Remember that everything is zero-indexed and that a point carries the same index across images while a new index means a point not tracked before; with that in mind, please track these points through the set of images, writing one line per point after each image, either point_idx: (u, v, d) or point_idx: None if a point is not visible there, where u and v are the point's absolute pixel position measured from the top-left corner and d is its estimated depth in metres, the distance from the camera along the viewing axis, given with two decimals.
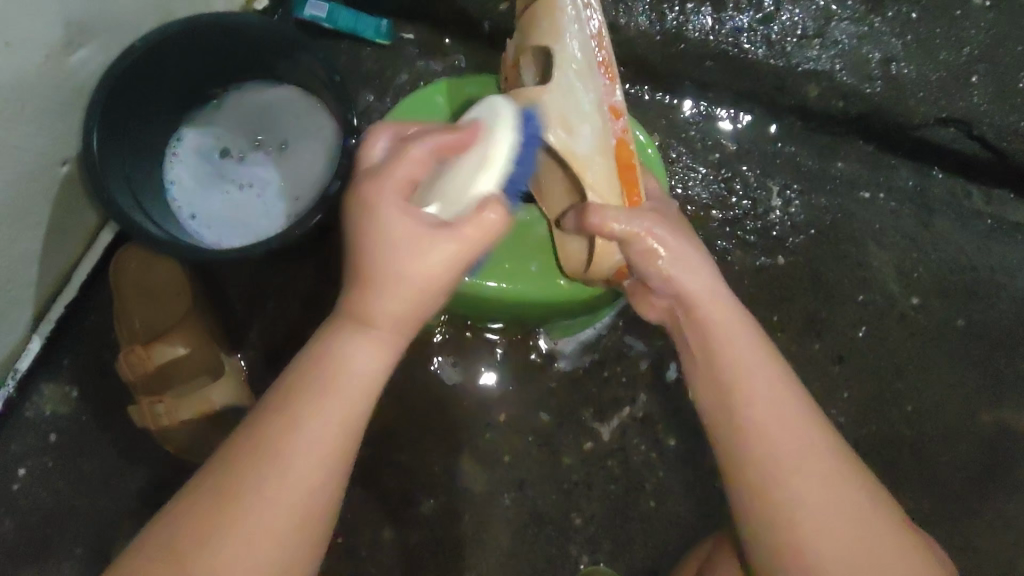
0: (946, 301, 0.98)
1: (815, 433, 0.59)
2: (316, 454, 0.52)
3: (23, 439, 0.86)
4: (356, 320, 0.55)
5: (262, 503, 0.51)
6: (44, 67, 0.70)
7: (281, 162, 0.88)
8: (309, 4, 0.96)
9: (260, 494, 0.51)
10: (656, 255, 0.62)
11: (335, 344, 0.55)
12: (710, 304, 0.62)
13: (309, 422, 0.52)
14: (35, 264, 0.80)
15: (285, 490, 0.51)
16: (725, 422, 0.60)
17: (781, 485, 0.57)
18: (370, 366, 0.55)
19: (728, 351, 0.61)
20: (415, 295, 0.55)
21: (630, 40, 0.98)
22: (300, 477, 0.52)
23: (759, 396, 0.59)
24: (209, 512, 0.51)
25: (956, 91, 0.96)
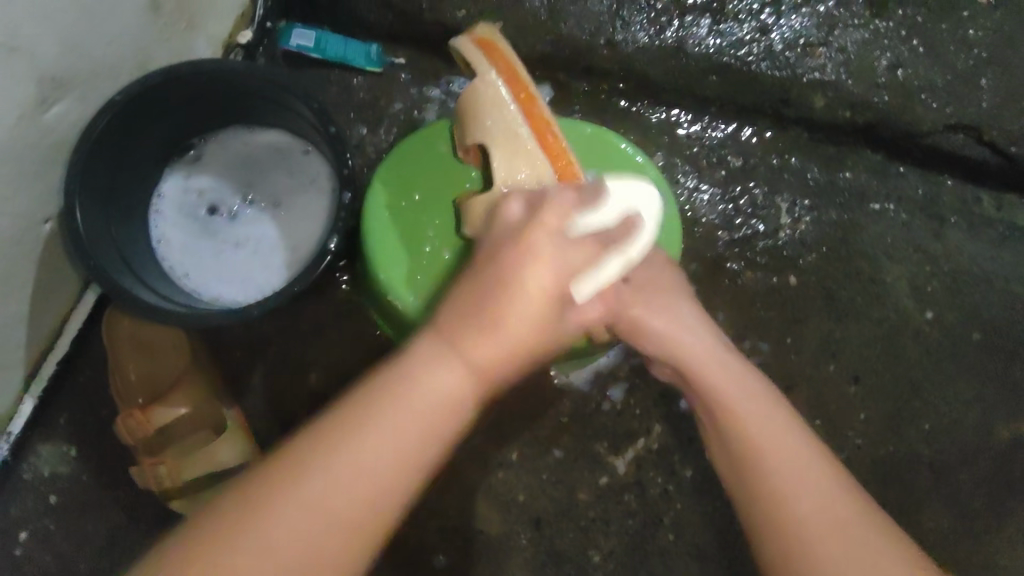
0: (960, 315, 0.97)
1: (838, 487, 0.58)
2: (390, 462, 0.52)
3: (22, 501, 0.84)
4: (459, 337, 0.55)
5: (320, 515, 0.49)
6: (19, 127, 0.67)
7: (275, 209, 0.85)
8: (295, 33, 0.93)
9: (326, 488, 0.50)
10: (645, 329, 0.69)
11: (427, 365, 0.54)
12: (709, 360, 0.66)
13: (386, 433, 0.52)
14: (23, 325, 0.77)
15: (350, 481, 0.50)
16: (740, 479, 0.61)
17: (809, 541, 0.55)
18: (455, 399, 0.54)
19: (740, 413, 0.62)
20: (516, 348, 0.56)
21: (628, 57, 0.95)
22: (364, 471, 0.51)
23: (775, 452, 0.59)
24: (278, 477, 0.50)
25: (965, 96, 0.95)
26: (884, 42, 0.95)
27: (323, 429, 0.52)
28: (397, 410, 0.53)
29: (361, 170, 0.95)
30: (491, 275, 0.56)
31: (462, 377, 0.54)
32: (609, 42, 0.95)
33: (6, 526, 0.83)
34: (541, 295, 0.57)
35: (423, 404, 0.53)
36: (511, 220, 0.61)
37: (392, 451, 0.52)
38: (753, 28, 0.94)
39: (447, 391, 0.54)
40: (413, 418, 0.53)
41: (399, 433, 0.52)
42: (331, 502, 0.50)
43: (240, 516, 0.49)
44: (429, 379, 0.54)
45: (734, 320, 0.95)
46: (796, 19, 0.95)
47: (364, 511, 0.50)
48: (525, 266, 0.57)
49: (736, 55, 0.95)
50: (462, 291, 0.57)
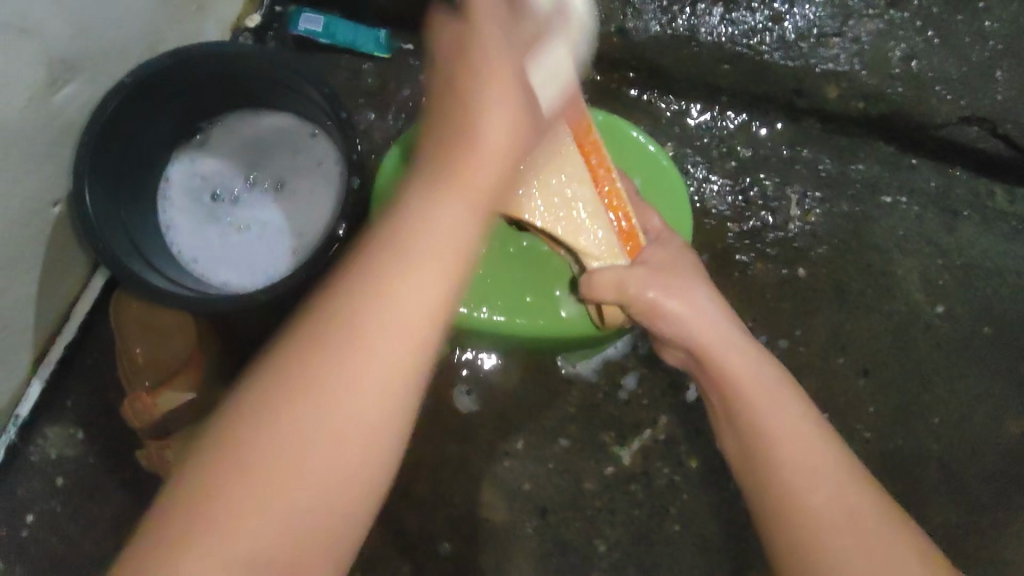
0: (972, 309, 0.96)
1: (850, 477, 0.58)
2: (382, 366, 0.43)
3: (30, 483, 0.84)
4: (451, 166, 0.49)
5: (324, 433, 0.42)
6: (29, 108, 0.67)
7: (282, 194, 0.85)
8: (303, 18, 0.93)
9: (317, 416, 0.43)
10: (659, 313, 0.68)
11: (430, 200, 0.47)
12: (722, 346, 0.66)
13: (368, 320, 0.44)
14: (31, 307, 0.77)
15: (332, 393, 0.43)
16: (751, 466, 0.61)
17: (817, 530, 0.55)
18: (455, 249, 0.46)
19: (753, 400, 0.62)
20: (500, 160, 0.50)
21: (640, 45, 0.94)
22: (350, 380, 0.43)
23: (787, 440, 0.59)
24: (246, 414, 0.43)
25: (980, 88, 0.94)
26: (899, 33, 0.94)
27: (293, 349, 0.44)
28: (375, 301, 0.44)
29: (369, 156, 0.94)
30: (468, 80, 0.52)
31: (461, 198, 0.48)
32: (621, 30, 0.94)
33: (13, 508, 0.84)
34: (499, 152, 0.50)
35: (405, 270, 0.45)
36: (450, 54, 0.53)
37: (383, 348, 0.44)
38: (766, 17, 0.93)
39: (446, 235, 0.46)
40: (412, 285, 0.44)
41: (381, 328, 0.44)
42: (324, 430, 0.42)
43: (224, 468, 0.42)
44: (423, 227, 0.46)
45: (744, 311, 0.94)
46: (810, 9, 0.94)
47: (366, 430, 0.43)
48: (488, 108, 0.51)
49: (749, 44, 0.94)
50: (442, 123, 0.52)
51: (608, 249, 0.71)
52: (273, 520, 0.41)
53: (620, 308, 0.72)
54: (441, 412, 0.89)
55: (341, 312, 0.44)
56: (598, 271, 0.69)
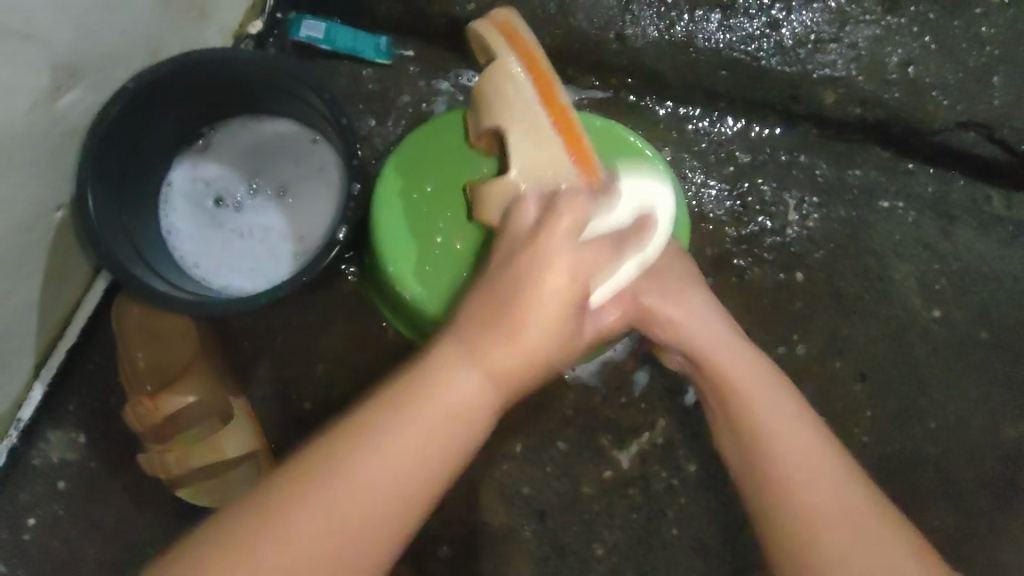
0: (969, 314, 0.96)
1: (849, 480, 0.58)
2: (431, 448, 0.54)
3: (31, 487, 0.84)
4: (495, 313, 0.56)
5: (378, 487, 0.52)
6: (32, 114, 0.67)
7: (283, 199, 0.86)
8: (305, 25, 0.93)
9: (372, 470, 0.53)
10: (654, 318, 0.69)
11: (452, 369, 0.55)
12: (720, 348, 0.66)
13: (418, 414, 0.54)
14: (33, 312, 0.78)
15: (390, 450, 0.53)
16: (750, 469, 0.61)
17: (819, 536, 0.55)
18: (474, 412, 0.56)
19: (751, 404, 0.62)
20: (541, 346, 0.56)
21: (638, 51, 0.95)
22: (410, 434, 0.54)
23: (786, 444, 0.60)
24: (316, 459, 0.53)
25: (976, 94, 0.94)
26: (895, 39, 0.94)
27: (382, 412, 0.55)
28: (419, 417, 0.54)
29: (369, 161, 0.95)
30: (506, 286, 0.56)
31: (478, 378, 0.55)
32: (619, 36, 0.94)
33: (14, 512, 0.84)
34: (535, 354, 0.56)
35: (481, 363, 0.55)
36: (513, 239, 0.60)
37: (425, 443, 0.54)
38: (764, 24, 0.94)
39: (493, 361, 0.55)
40: (436, 430, 0.54)
41: (427, 448, 0.54)
42: (388, 472, 0.53)
43: (293, 499, 0.51)
44: (450, 387, 0.55)
45: (741, 316, 0.95)
46: (808, 15, 0.94)
47: (414, 465, 0.54)
48: (539, 310, 0.56)
49: (747, 50, 0.94)
50: (487, 289, 0.58)
51: None
52: (327, 533, 0.51)
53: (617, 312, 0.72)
54: None
55: (418, 392, 0.55)
56: None
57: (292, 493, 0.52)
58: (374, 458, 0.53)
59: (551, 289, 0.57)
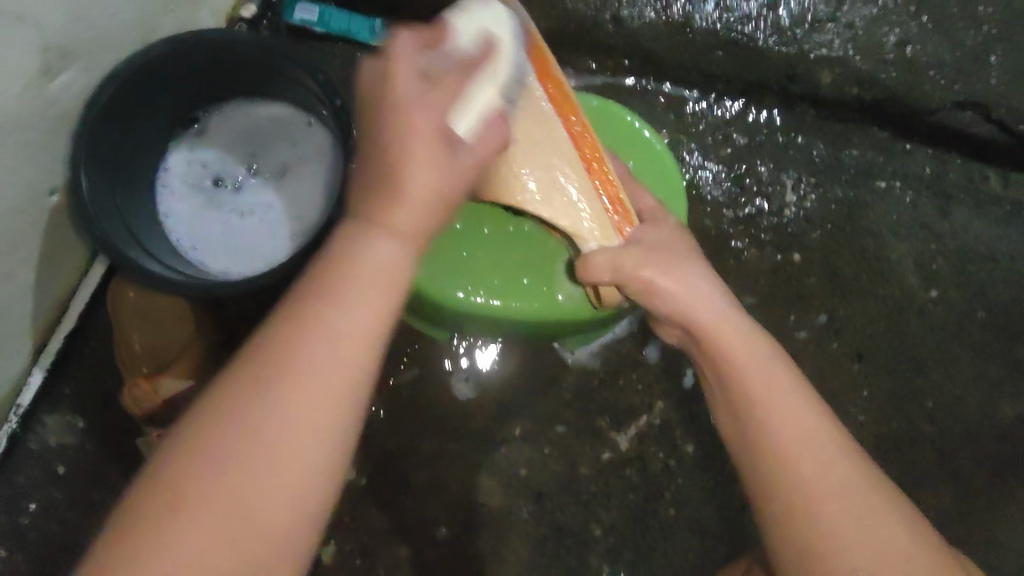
0: (966, 294, 0.96)
1: (847, 460, 0.58)
2: (329, 364, 0.45)
3: (30, 471, 0.84)
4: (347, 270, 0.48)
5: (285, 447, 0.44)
6: (24, 95, 0.67)
7: (279, 182, 0.85)
8: (299, 7, 0.94)
9: (279, 418, 0.44)
10: (653, 289, 0.68)
11: (330, 289, 0.47)
12: (720, 325, 0.65)
13: (301, 353, 0.45)
14: (30, 296, 0.77)
15: (288, 392, 0.44)
16: (748, 445, 0.60)
17: (814, 515, 0.55)
18: (365, 329, 0.47)
19: (751, 380, 0.61)
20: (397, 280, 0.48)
21: (634, 32, 0.94)
22: (308, 363, 0.45)
23: (787, 423, 0.59)
24: (212, 423, 0.45)
25: (974, 73, 0.94)
26: (892, 19, 0.94)
27: (264, 350, 0.46)
28: (307, 357, 0.45)
29: None
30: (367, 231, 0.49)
31: (376, 287, 0.48)
32: (615, 17, 0.94)
33: (13, 495, 0.84)
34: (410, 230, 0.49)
35: (358, 330, 0.47)
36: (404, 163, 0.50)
37: (327, 371, 0.45)
38: (760, 4, 0.94)
39: (388, 285, 0.48)
40: (327, 361, 0.45)
41: (317, 372, 0.45)
42: (287, 406, 0.44)
43: (189, 475, 0.43)
44: (338, 313, 0.46)
45: (739, 297, 0.95)
46: None
47: (318, 396, 0.45)
48: (414, 168, 0.50)
49: (744, 30, 0.94)
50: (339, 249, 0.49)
51: (603, 227, 0.71)
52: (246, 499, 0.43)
53: (615, 287, 0.72)
54: (436, 398, 0.89)
55: (311, 316, 0.46)
56: (591, 255, 0.69)
57: (180, 491, 0.43)
58: (282, 387, 0.45)
59: (412, 220, 0.50)
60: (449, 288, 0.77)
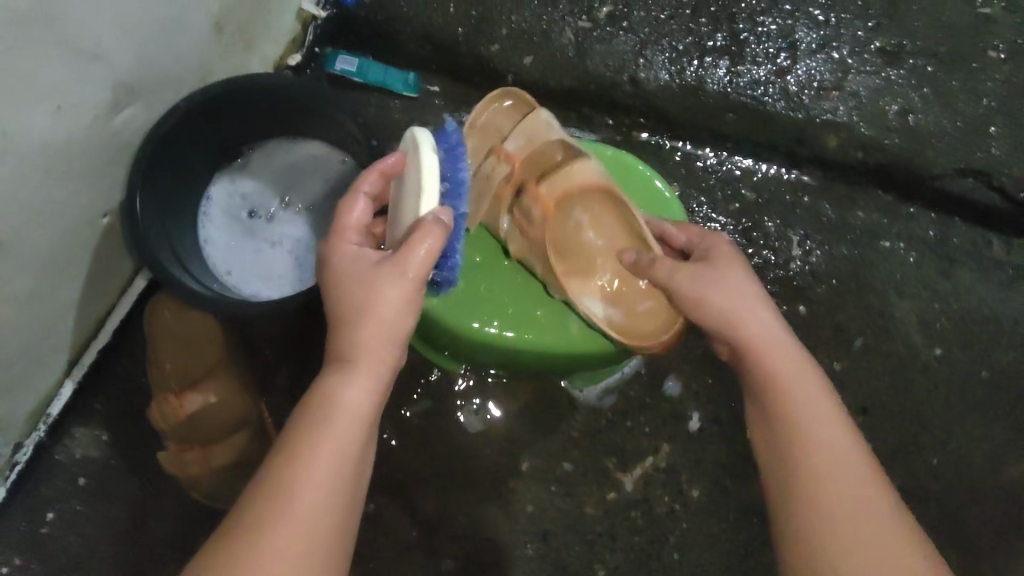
0: (970, 353, 0.98)
1: (873, 494, 0.60)
2: (342, 442, 0.57)
3: (54, 482, 0.87)
4: (346, 363, 0.60)
5: (311, 516, 0.53)
6: (92, 126, 0.73)
7: (313, 215, 0.91)
8: (340, 59, 1.01)
9: (306, 491, 0.54)
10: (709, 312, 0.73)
11: (336, 382, 0.59)
12: (773, 349, 0.68)
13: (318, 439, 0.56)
14: (73, 311, 0.82)
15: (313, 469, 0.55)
16: (781, 462, 0.64)
17: (829, 536, 0.58)
18: (363, 413, 0.59)
19: (790, 405, 0.65)
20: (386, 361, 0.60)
21: (650, 92, 1.00)
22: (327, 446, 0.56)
23: (819, 450, 0.62)
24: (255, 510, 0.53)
25: (974, 143, 0.99)
26: (895, 89, 1.00)
27: (283, 451, 0.56)
28: (321, 439, 0.56)
29: None
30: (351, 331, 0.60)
31: (368, 377, 0.59)
32: (633, 78, 1.00)
33: (35, 505, 0.87)
34: (390, 319, 0.60)
35: (340, 437, 0.57)
36: (362, 276, 0.61)
37: (339, 450, 0.56)
38: (770, 71, 1.00)
39: (362, 402, 0.59)
40: (335, 441, 0.56)
41: (333, 449, 0.56)
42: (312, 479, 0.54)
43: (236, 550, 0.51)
44: (342, 402, 0.58)
45: None
46: (813, 64, 1.00)
47: (335, 470, 0.55)
48: (380, 282, 0.60)
49: (754, 94, 1.00)
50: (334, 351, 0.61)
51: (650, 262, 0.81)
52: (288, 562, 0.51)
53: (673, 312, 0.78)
54: (447, 430, 0.92)
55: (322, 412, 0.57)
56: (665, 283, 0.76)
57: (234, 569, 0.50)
58: (288, 496, 0.53)
59: (378, 342, 0.60)
60: (466, 320, 0.80)
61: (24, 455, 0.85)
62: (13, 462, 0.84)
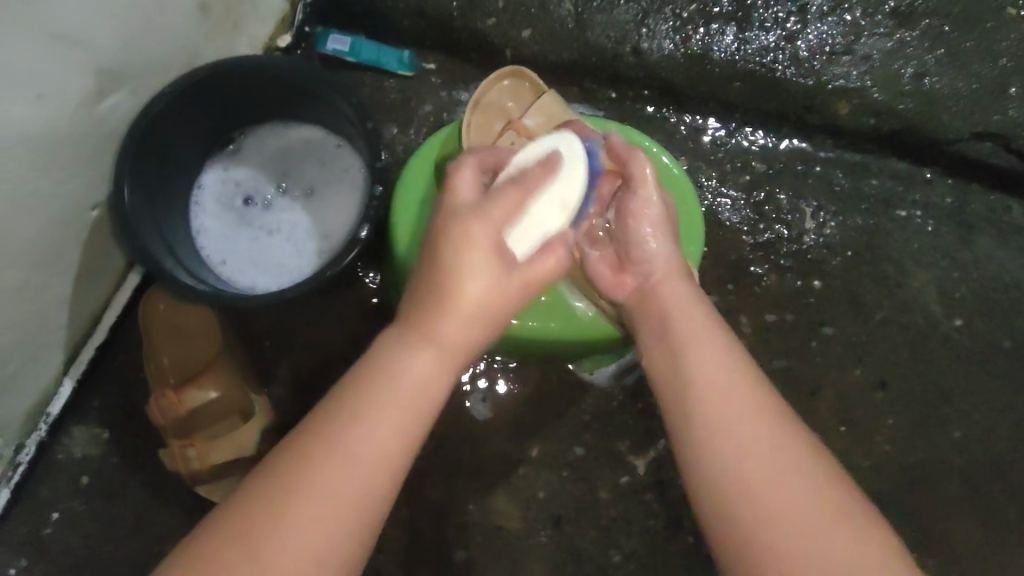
0: (991, 323, 0.95)
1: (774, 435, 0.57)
2: (413, 412, 0.56)
3: (54, 482, 0.86)
4: (425, 328, 0.60)
5: (366, 478, 0.53)
6: (75, 114, 0.70)
7: (308, 202, 0.88)
8: (331, 38, 0.98)
9: (367, 450, 0.53)
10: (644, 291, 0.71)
11: (410, 349, 0.59)
12: (676, 312, 0.67)
13: (391, 399, 0.56)
14: (66, 307, 0.80)
15: (380, 430, 0.54)
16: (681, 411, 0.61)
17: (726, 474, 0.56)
18: (433, 383, 0.58)
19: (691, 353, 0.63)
20: (462, 338, 0.60)
21: (654, 62, 0.97)
22: (401, 412, 0.56)
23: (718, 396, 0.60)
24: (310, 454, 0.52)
25: (992, 104, 0.95)
26: (909, 51, 0.96)
27: (350, 403, 0.55)
28: (392, 402, 0.56)
29: (392, 168, 0.98)
30: (435, 297, 0.60)
31: (442, 351, 0.59)
32: (636, 49, 0.96)
33: (37, 506, 0.85)
34: (482, 296, 0.61)
35: (411, 404, 0.56)
36: (469, 246, 0.61)
37: (408, 420, 0.56)
38: (779, 36, 0.96)
39: (430, 373, 0.58)
40: (407, 408, 0.56)
41: (403, 417, 0.56)
42: (376, 441, 0.54)
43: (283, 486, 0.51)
44: (415, 368, 0.58)
45: (759, 321, 0.95)
46: (822, 28, 0.96)
47: (399, 440, 0.55)
48: (484, 262, 0.61)
49: (762, 61, 0.96)
50: (414, 314, 0.61)
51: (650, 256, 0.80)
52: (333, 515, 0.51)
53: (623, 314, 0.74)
54: (455, 418, 0.89)
55: (394, 372, 0.57)
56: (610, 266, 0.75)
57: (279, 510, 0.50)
58: (349, 450, 0.53)
59: (462, 317, 0.60)
60: None
61: (23, 456, 0.83)
62: (14, 464, 0.83)
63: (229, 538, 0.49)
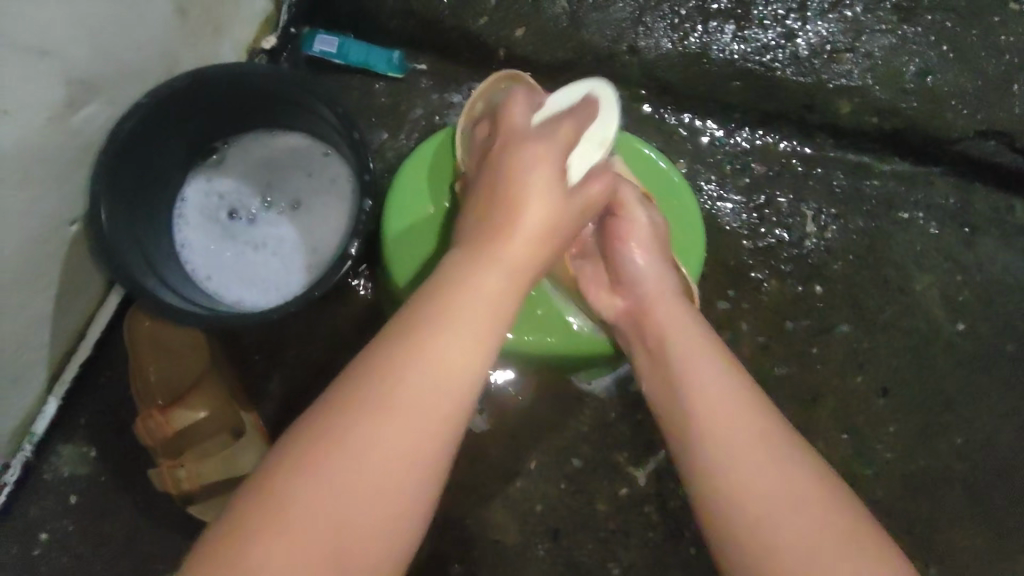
0: (993, 327, 0.94)
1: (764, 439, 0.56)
2: (480, 319, 0.53)
3: (42, 502, 0.84)
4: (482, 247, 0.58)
5: (427, 390, 0.49)
6: (50, 129, 0.67)
7: (295, 214, 0.85)
8: (318, 39, 0.95)
9: (428, 365, 0.50)
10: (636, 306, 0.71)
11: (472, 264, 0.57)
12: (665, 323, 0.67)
13: (455, 305, 0.53)
14: (48, 325, 0.78)
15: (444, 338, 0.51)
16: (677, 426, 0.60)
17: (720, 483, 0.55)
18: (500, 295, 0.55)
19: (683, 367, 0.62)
20: (525, 255, 0.59)
21: (651, 62, 0.94)
22: (467, 321, 0.53)
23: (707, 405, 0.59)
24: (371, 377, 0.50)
25: (997, 102, 0.93)
26: (912, 48, 0.93)
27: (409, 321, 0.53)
28: (456, 309, 0.53)
29: (382, 175, 0.95)
30: (496, 223, 0.60)
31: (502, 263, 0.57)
32: (632, 49, 0.94)
33: (25, 527, 0.83)
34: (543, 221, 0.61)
35: (477, 311, 0.53)
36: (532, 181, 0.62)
37: (473, 326, 0.53)
38: (778, 34, 0.93)
39: (492, 282, 0.56)
40: (473, 315, 0.53)
41: (466, 323, 0.52)
42: (439, 353, 0.51)
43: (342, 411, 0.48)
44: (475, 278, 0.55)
45: (759, 328, 0.93)
46: (823, 25, 0.93)
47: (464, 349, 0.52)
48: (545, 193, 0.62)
49: (762, 60, 0.93)
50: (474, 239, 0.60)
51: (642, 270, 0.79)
52: (396, 436, 0.48)
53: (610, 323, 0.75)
54: None
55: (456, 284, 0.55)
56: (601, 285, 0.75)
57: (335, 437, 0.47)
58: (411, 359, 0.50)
59: (522, 237, 0.59)
60: None
61: (9, 476, 0.82)
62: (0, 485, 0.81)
63: (293, 470, 0.47)
